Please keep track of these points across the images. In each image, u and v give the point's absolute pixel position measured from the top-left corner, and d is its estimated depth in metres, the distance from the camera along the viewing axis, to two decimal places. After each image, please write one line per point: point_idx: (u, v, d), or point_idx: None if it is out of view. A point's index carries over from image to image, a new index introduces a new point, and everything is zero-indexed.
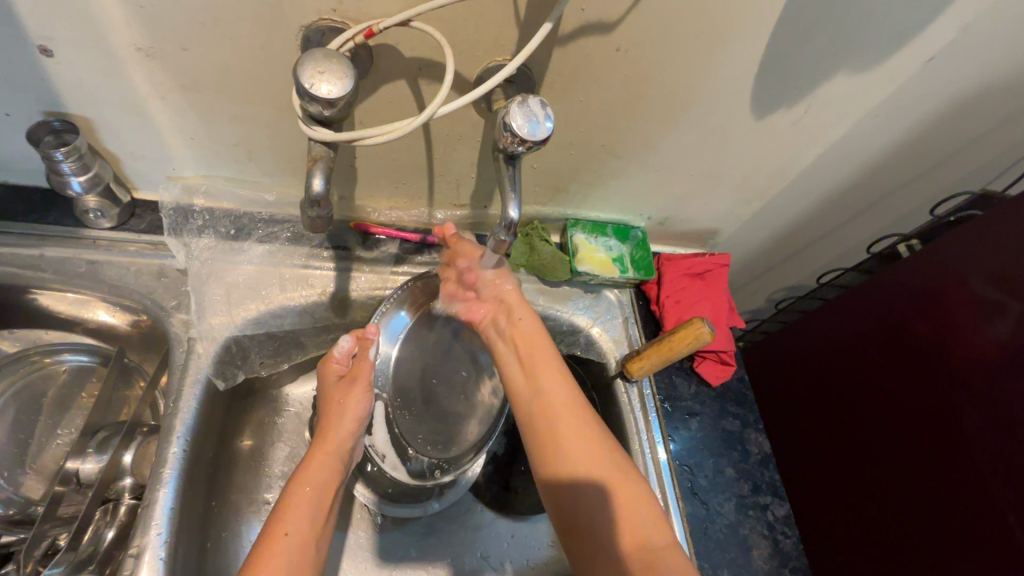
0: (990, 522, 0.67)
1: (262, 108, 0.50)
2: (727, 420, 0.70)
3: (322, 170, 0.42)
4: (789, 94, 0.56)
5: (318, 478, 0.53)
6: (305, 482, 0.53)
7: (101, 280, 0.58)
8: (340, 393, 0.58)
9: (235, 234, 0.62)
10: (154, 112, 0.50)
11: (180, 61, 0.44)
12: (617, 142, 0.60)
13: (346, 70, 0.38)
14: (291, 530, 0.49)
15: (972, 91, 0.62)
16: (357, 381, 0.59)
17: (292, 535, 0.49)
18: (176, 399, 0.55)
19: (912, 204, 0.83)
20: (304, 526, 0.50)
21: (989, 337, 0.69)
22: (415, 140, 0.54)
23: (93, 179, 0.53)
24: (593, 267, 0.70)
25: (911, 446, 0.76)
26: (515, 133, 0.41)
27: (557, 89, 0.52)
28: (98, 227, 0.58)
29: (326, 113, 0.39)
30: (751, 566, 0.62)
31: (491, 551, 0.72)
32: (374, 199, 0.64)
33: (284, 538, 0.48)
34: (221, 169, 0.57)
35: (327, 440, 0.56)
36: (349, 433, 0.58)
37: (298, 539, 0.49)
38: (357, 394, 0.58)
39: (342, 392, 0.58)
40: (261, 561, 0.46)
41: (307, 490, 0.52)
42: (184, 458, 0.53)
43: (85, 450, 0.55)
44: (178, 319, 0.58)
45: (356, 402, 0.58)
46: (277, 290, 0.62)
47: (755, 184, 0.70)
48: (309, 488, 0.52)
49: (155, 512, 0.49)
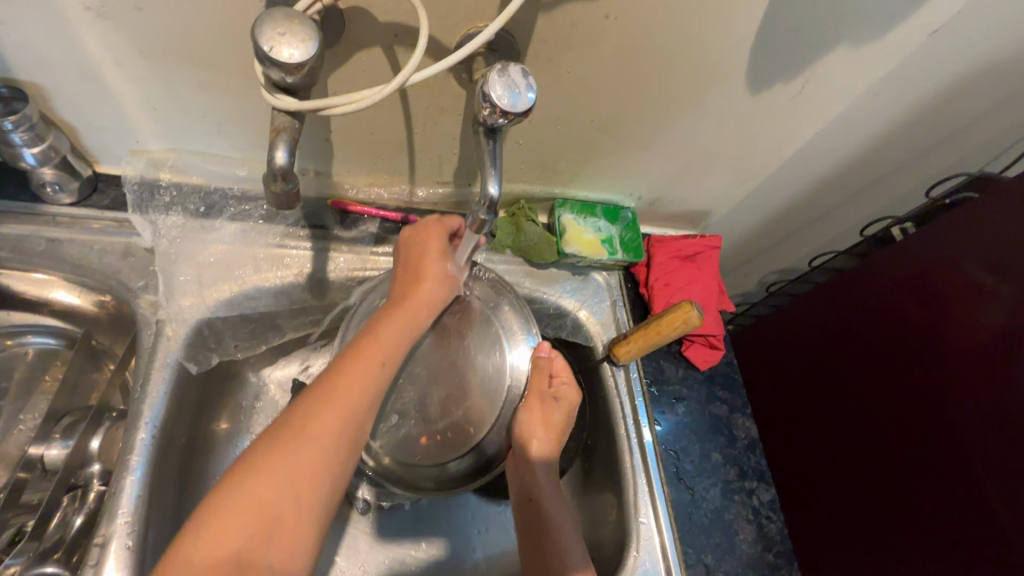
0: (981, 509, 0.67)
1: (229, 76, 0.47)
2: (715, 404, 0.69)
3: (285, 141, 0.39)
4: (787, 67, 0.54)
5: (392, 344, 0.51)
6: (371, 348, 0.49)
7: (63, 259, 0.55)
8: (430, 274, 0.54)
9: (206, 212, 0.59)
10: (111, 78, 0.46)
11: (135, 23, 0.41)
12: (607, 118, 0.57)
13: (310, 32, 0.35)
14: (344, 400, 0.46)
15: (975, 68, 0.60)
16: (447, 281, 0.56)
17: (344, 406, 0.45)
18: (144, 383, 0.53)
19: (907, 186, 0.81)
20: (353, 408, 0.46)
21: (979, 322, 0.68)
22: (392, 111, 0.51)
23: (47, 151, 0.50)
24: (581, 248, 0.68)
25: (902, 432, 0.76)
26: (495, 104, 0.39)
27: (542, 58, 0.49)
28: (57, 202, 0.55)
29: (289, 80, 0.37)
30: (735, 551, 0.62)
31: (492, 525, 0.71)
32: (352, 175, 0.61)
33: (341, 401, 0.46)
34: (188, 141, 0.54)
35: (411, 302, 0.53)
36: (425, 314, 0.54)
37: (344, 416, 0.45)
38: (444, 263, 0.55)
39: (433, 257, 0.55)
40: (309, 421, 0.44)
41: (369, 361, 0.49)
42: (153, 445, 0.51)
43: (50, 435, 0.53)
44: (146, 300, 0.56)
45: (435, 285, 0.55)
46: (250, 271, 0.59)
47: (749, 164, 0.68)
48: (379, 357, 0.49)
49: (122, 500, 0.48)
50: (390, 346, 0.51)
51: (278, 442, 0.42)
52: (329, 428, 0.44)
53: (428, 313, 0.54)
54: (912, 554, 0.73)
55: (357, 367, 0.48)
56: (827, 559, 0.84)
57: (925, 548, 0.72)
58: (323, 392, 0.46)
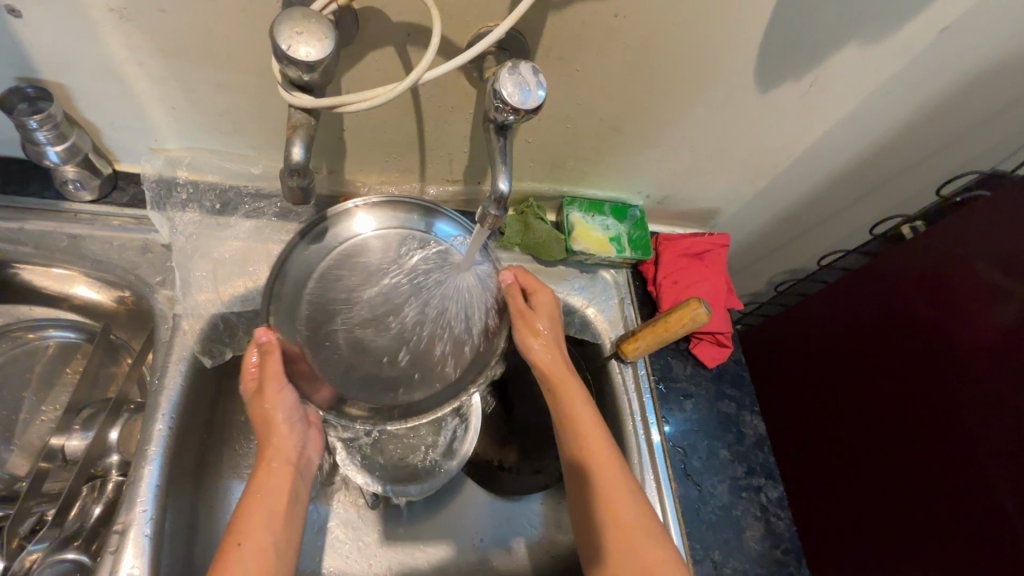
0: (996, 510, 0.66)
1: (246, 76, 0.48)
2: (723, 402, 0.69)
3: (302, 138, 0.40)
4: (795, 65, 0.54)
5: (267, 498, 0.50)
6: (251, 504, 0.49)
7: (85, 254, 0.56)
8: (274, 427, 0.53)
9: (221, 209, 0.61)
10: (133, 79, 0.48)
11: (157, 24, 0.42)
12: (616, 116, 0.58)
13: (326, 31, 0.36)
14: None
15: (986, 67, 0.60)
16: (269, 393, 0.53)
17: None
18: (162, 375, 0.54)
19: (918, 184, 0.81)
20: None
21: (994, 320, 0.68)
22: (404, 109, 0.52)
23: (70, 149, 0.51)
24: (590, 246, 0.69)
25: (914, 433, 0.75)
26: (506, 101, 0.39)
27: (552, 57, 0.50)
28: (78, 200, 0.56)
29: (306, 77, 0.37)
30: (743, 547, 0.62)
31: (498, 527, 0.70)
32: (364, 173, 0.62)
33: (236, 551, 0.45)
34: (205, 140, 0.56)
35: (271, 442, 0.53)
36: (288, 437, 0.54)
37: None
38: (278, 398, 0.53)
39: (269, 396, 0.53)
40: None
41: (249, 519, 0.48)
42: (171, 436, 0.52)
43: (71, 427, 0.54)
44: (164, 295, 0.57)
45: (283, 435, 0.54)
46: (264, 267, 0.60)
47: (757, 162, 0.68)
48: (259, 513, 0.48)
49: (141, 489, 0.49)
50: (268, 495, 0.50)
51: None
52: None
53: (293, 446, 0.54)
54: (922, 553, 0.73)
55: (238, 542, 0.46)
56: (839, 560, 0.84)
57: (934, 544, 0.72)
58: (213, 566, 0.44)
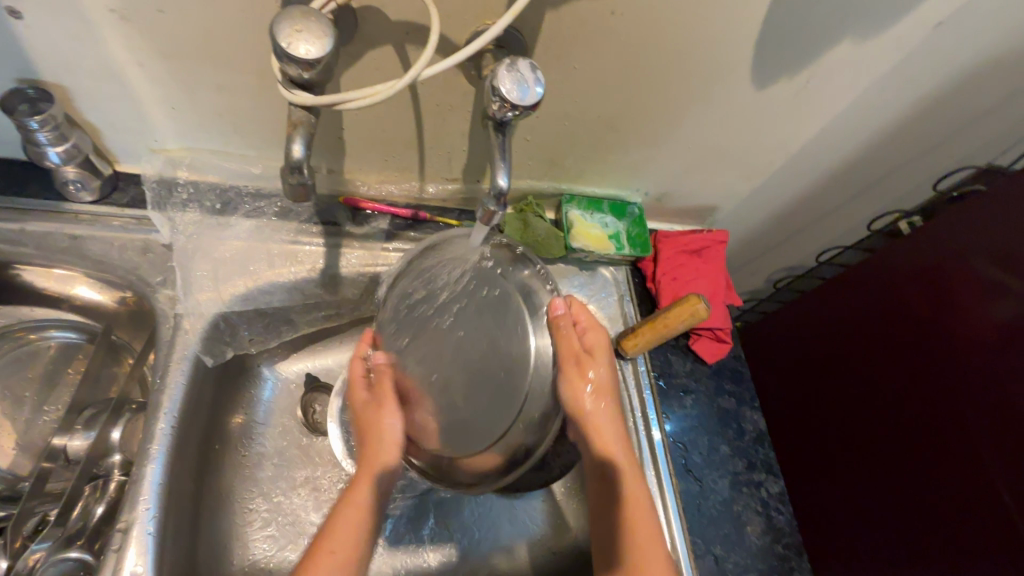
0: (996, 505, 0.68)
1: (245, 75, 0.48)
2: (723, 397, 0.69)
3: (302, 135, 0.41)
4: (791, 62, 0.54)
5: (361, 517, 0.54)
6: (348, 515, 0.53)
7: (85, 255, 0.56)
8: (382, 440, 0.58)
9: (221, 209, 0.60)
10: (133, 79, 0.48)
11: (157, 25, 0.43)
12: (614, 114, 0.58)
13: (326, 29, 0.36)
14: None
15: (980, 62, 0.60)
16: (385, 403, 0.59)
17: None
18: (163, 375, 0.54)
19: (915, 180, 0.81)
20: None
21: (990, 316, 0.68)
22: (403, 107, 0.53)
23: (71, 150, 0.51)
24: (588, 243, 0.69)
25: (915, 429, 0.77)
26: (504, 98, 0.40)
27: (550, 55, 0.50)
28: (79, 200, 0.56)
29: (306, 75, 0.38)
30: (744, 542, 0.62)
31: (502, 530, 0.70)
32: (363, 172, 0.62)
33: (327, 558, 0.50)
34: (205, 140, 0.56)
35: (371, 458, 0.57)
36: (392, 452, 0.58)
37: None
38: (387, 417, 0.58)
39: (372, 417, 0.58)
40: None
41: (339, 539, 0.52)
42: (172, 435, 0.52)
43: (73, 427, 0.54)
44: (164, 295, 0.57)
45: (388, 450, 0.57)
46: (264, 266, 0.60)
47: (755, 159, 0.69)
48: (356, 523, 0.53)
49: (143, 488, 0.49)
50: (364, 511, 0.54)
51: None
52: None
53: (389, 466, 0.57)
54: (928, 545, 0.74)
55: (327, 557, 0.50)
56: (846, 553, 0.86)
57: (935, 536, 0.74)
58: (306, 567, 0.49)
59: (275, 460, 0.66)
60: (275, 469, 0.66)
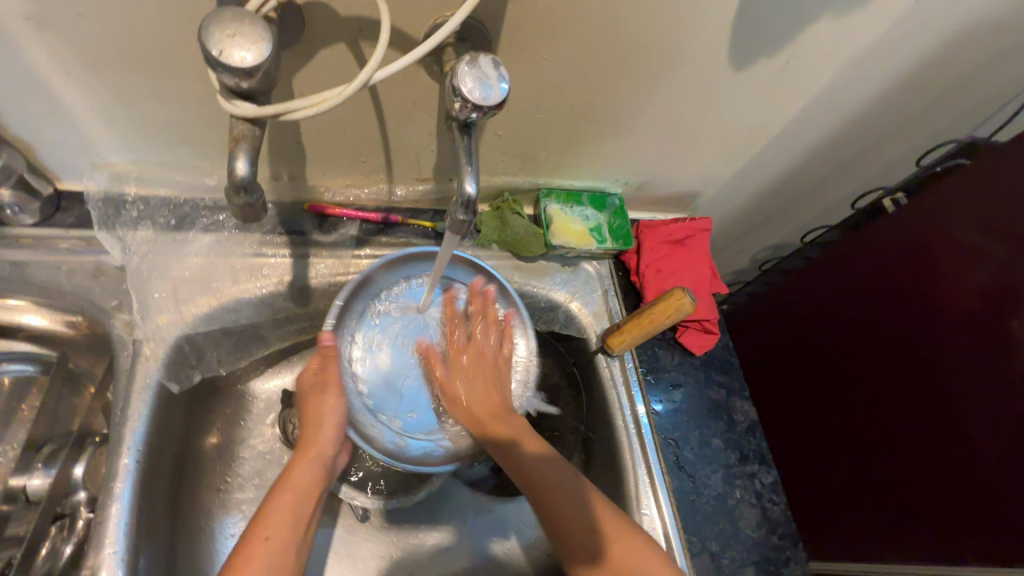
0: (984, 469, 0.68)
1: (186, 81, 0.44)
2: (713, 388, 0.68)
3: (245, 151, 0.37)
4: (769, 43, 0.52)
5: (297, 500, 0.48)
6: (283, 502, 0.48)
7: (30, 282, 0.53)
8: (323, 429, 0.52)
9: (177, 225, 0.57)
10: (62, 91, 0.44)
11: (81, 30, 0.39)
12: (588, 104, 0.55)
13: (263, 32, 0.33)
14: (272, 534, 0.45)
15: (962, 33, 0.58)
16: (329, 386, 0.53)
17: (272, 540, 0.45)
18: (125, 407, 0.51)
19: (898, 156, 0.80)
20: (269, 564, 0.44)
21: (973, 286, 0.68)
22: (362, 107, 0.49)
23: (3, 171, 0.48)
24: (569, 239, 0.66)
25: (903, 400, 0.77)
26: (466, 99, 0.37)
27: (515, 45, 0.47)
28: (19, 223, 0.53)
29: (245, 85, 0.34)
30: (739, 536, 0.61)
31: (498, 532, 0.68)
32: (327, 178, 0.59)
33: (260, 545, 0.44)
34: (153, 153, 0.52)
35: (308, 444, 0.52)
36: (331, 441, 0.53)
37: (278, 547, 0.45)
38: (327, 401, 0.53)
39: (313, 403, 0.53)
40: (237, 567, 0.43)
41: (283, 515, 0.47)
42: (138, 470, 0.50)
43: (31, 466, 0.51)
44: (121, 320, 0.54)
45: (324, 438, 0.52)
46: (228, 282, 0.57)
47: (736, 142, 0.66)
48: (291, 493, 0.48)
49: (109, 528, 0.46)
50: (311, 486, 0.50)
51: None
52: (259, 571, 0.43)
53: (331, 452, 0.53)
54: (916, 511, 0.76)
55: (261, 541, 0.45)
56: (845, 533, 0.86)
57: (924, 503, 0.75)
58: (234, 556, 0.44)
59: (256, 482, 0.63)
60: (256, 490, 0.63)
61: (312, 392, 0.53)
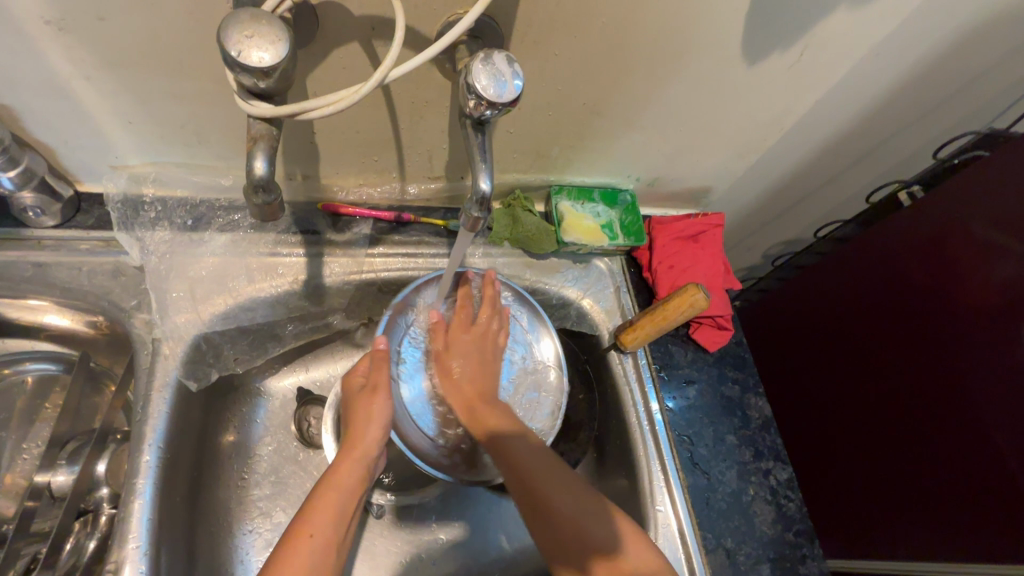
0: (1004, 468, 0.67)
1: (203, 83, 0.44)
2: (727, 385, 0.68)
3: (264, 150, 0.38)
4: (783, 35, 0.51)
5: (340, 499, 0.49)
6: (326, 498, 0.48)
7: (52, 283, 0.54)
8: (369, 429, 0.53)
9: (194, 225, 0.58)
10: (82, 94, 0.44)
11: (100, 34, 0.39)
12: (600, 100, 0.55)
13: (279, 32, 0.33)
14: (316, 531, 0.46)
15: (981, 23, 0.57)
16: (378, 388, 0.55)
17: (316, 537, 0.46)
18: (145, 405, 0.51)
19: (915, 149, 0.78)
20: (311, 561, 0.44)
21: (991, 281, 0.67)
22: (376, 106, 0.49)
23: (24, 174, 0.48)
24: (581, 236, 0.66)
25: (920, 397, 0.76)
26: (480, 96, 0.37)
27: (528, 42, 0.47)
28: (40, 225, 0.54)
29: (262, 85, 0.35)
30: (755, 533, 0.61)
31: (513, 529, 0.69)
32: (340, 177, 0.59)
33: (306, 542, 0.45)
34: (170, 154, 0.53)
35: (354, 445, 0.52)
36: (376, 443, 0.53)
37: (321, 544, 0.45)
38: (380, 403, 0.54)
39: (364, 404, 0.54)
40: (282, 561, 0.43)
41: (325, 513, 0.47)
42: (159, 466, 0.50)
43: (55, 463, 0.52)
44: (140, 319, 0.55)
45: (368, 441, 0.53)
46: (244, 282, 0.57)
47: (750, 136, 0.65)
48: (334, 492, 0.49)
49: (132, 524, 0.47)
50: (354, 487, 0.51)
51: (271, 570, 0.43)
52: (302, 567, 0.44)
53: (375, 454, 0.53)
54: (935, 509, 0.75)
55: (303, 538, 0.45)
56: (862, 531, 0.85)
57: (942, 501, 0.74)
58: (279, 550, 0.44)
59: (273, 478, 0.64)
60: (273, 487, 0.64)
61: (363, 395, 0.55)
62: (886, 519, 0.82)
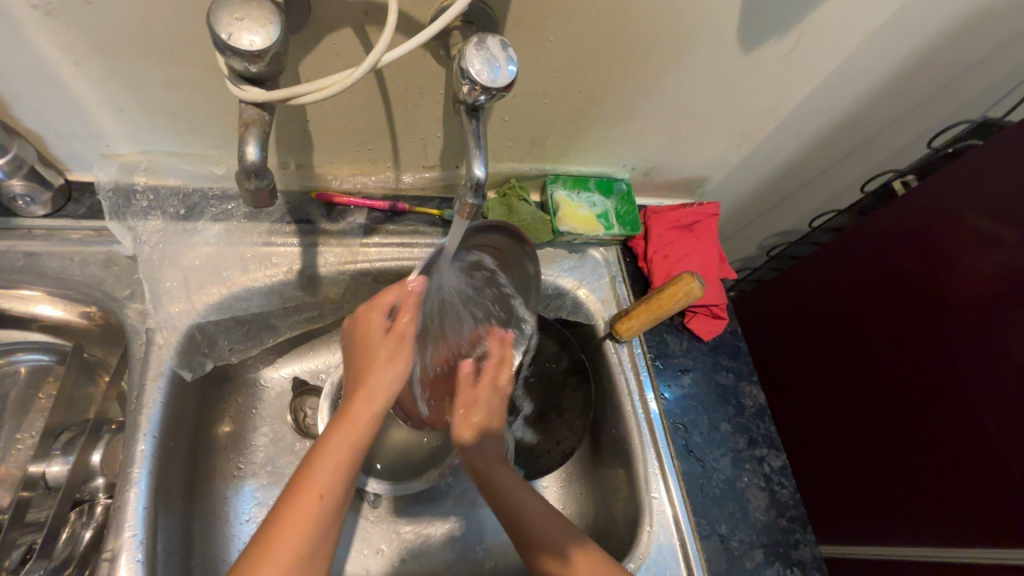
0: (994, 454, 0.68)
1: (194, 68, 0.44)
2: (721, 373, 0.68)
3: (255, 135, 0.37)
4: (779, 22, 0.51)
5: (350, 455, 0.45)
6: (339, 453, 0.44)
7: (44, 273, 0.53)
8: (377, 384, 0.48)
9: (186, 214, 0.57)
10: (71, 80, 0.44)
11: (88, 18, 0.39)
12: (596, 87, 0.55)
13: (270, 15, 0.33)
14: (326, 491, 0.42)
15: (977, 11, 0.57)
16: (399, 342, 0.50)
17: (327, 498, 0.42)
18: (140, 394, 0.51)
19: (909, 139, 0.78)
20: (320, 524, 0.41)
21: (984, 269, 0.68)
22: (370, 93, 0.49)
23: (13, 162, 0.48)
24: (576, 225, 0.66)
25: (913, 385, 0.77)
26: (474, 81, 0.37)
27: (523, 28, 0.46)
28: (31, 215, 0.53)
29: (253, 69, 0.34)
30: (749, 519, 0.61)
31: None
32: (334, 166, 0.59)
33: (315, 500, 0.42)
34: (161, 142, 0.52)
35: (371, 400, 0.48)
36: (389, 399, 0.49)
37: (332, 505, 0.42)
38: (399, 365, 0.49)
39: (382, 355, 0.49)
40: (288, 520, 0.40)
41: (336, 471, 0.44)
42: (155, 455, 0.50)
43: (50, 452, 0.52)
44: (133, 309, 0.55)
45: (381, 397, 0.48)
46: (238, 272, 0.57)
47: (746, 125, 0.65)
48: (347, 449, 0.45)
49: (128, 513, 0.47)
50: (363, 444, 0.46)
51: (276, 528, 0.40)
52: (309, 527, 0.40)
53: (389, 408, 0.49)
54: (927, 496, 0.76)
55: (310, 495, 0.42)
56: (855, 518, 0.86)
57: (934, 488, 0.75)
58: (287, 504, 0.41)
59: (269, 467, 0.64)
60: (269, 476, 0.64)
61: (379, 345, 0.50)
62: (878, 506, 0.83)
